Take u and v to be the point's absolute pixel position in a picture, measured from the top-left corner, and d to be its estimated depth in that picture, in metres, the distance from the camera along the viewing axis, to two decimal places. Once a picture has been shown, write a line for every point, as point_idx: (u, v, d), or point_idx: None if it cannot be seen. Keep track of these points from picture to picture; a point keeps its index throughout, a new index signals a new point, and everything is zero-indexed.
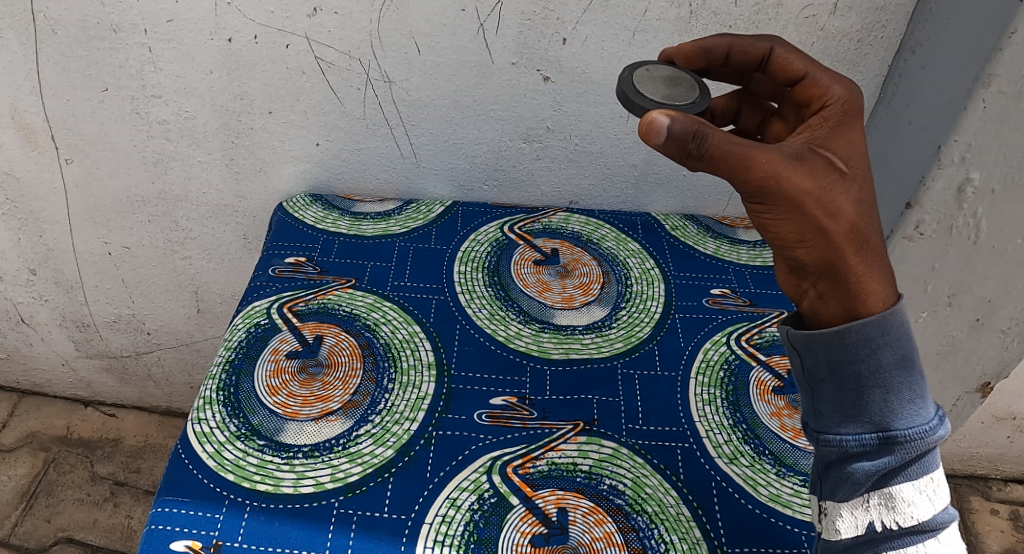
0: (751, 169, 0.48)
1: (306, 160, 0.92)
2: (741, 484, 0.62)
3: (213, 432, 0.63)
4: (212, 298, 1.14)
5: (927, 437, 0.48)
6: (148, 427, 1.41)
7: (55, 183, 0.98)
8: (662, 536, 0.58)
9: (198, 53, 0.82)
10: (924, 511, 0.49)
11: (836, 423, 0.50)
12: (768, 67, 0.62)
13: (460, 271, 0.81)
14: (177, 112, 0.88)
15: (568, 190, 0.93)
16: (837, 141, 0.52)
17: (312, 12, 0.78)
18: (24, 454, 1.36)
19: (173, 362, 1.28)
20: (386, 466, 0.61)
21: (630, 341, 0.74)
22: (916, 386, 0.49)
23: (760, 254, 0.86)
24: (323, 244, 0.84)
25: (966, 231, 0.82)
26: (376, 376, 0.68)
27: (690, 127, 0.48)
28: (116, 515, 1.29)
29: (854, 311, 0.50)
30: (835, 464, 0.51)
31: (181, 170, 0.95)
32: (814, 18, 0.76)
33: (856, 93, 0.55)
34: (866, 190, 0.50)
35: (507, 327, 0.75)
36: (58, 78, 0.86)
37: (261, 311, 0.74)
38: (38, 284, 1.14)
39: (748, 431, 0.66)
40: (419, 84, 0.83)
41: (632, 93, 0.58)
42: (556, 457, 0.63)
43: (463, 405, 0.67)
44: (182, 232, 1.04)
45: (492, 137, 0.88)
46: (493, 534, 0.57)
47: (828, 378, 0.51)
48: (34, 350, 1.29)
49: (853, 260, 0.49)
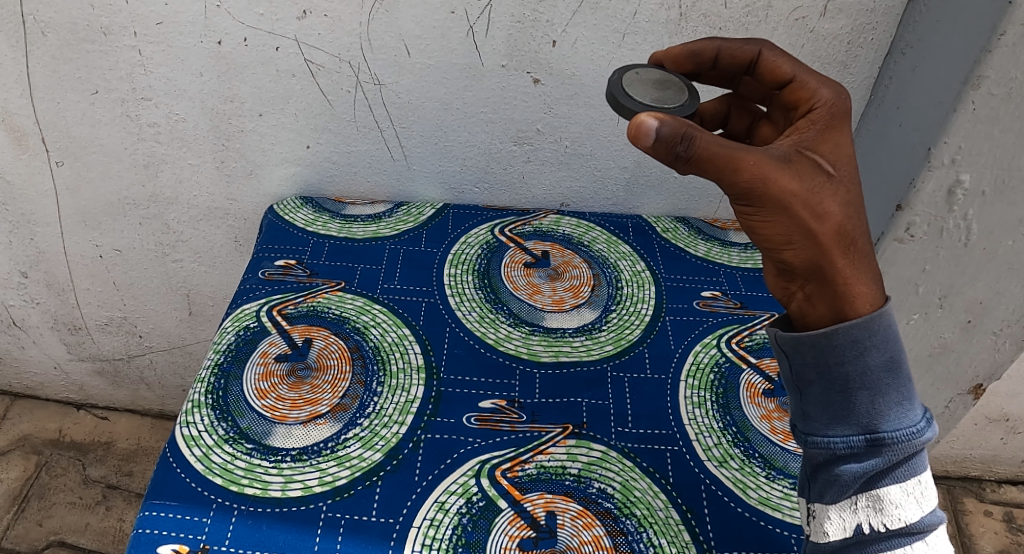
0: (738, 171, 0.48)
1: (297, 163, 0.92)
2: (731, 486, 0.62)
3: (201, 436, 0.63)
4: (204, 301, 1.14)
5: (914, 440, 0.48)
6: (140, 430, 1.40)
7: (45, 186, 0.98)
8: (651, 540, 0.58)
9: (187, 56, 0.82)
10: (912, 514, 0.49)
11: (824, 425, 0.50)
12: (757, 70, 0.62)
13: (450, 273, 0.81)
14: (168, 114, 0.88)
15: (560, 193, 0.93)
16: (825, 144, 0.52)
17: (302, 15, 0.78)
18: (15, 458, 1.35)
19: (165, 365, 1.28)
20: (374, 469, 0.61)
21: (620, 344, 0.74)
22: (904, 388, 0.49)
23: (751, 256, 0.86)
24: (313, 247, 0.84)
25: (957, 233, 0.82)
26: (365, 379, 0.68)
27: (678, 129, 0.48)
28: (108, 519, 1.29)
29: (841, 314, 0.50)
30: (824, 467, 0.51)
31: (172, 173, 0.95)
32: (804, 20, 0.76)
33: (844, 96, 0.55)
34: (854, 192, 0.50)
35: (497, 330, 0.74)
36: (48, 81, 0.85)
37: (249, 314, 0.74)
38: (29, 287, 1.14)
39: (738, 434, 0.66)
40: (409, 87, 0.83)
41: (621, 96, 0.58)
42: (545, 461, 0.63)
43: (451, 408, 0.67)
44: (173, 235, 1.04)
45: (483, 139, 0.88)
46: (481, 537, 0.57)
47: (816, 381, 0.51)
48: (26, 353, 1.29)
49: (840, 262, 0.49)
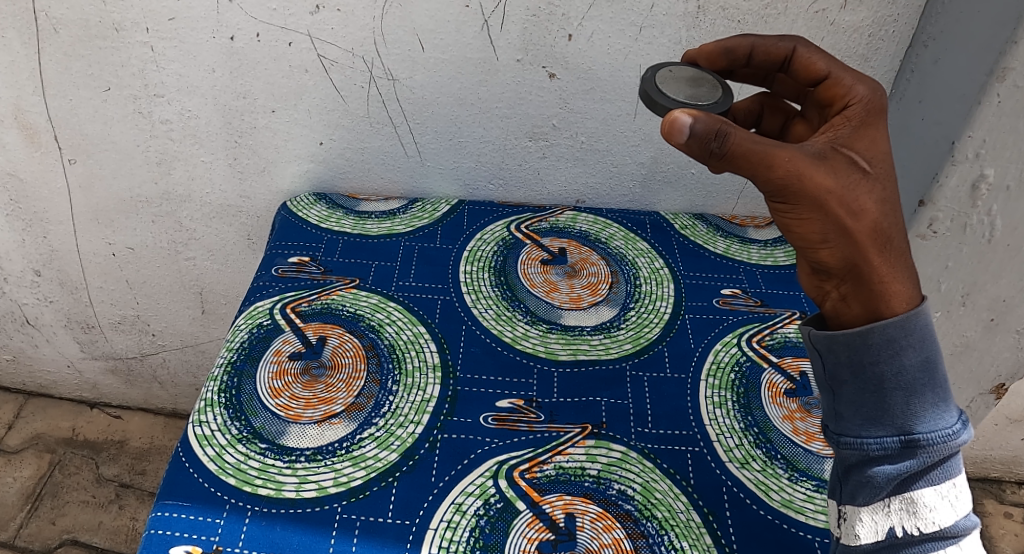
0: (773, 168, 0.47)
1: (310, 160, 0.91)
2: (753, 489, 0.61)
3: (214, 435, 0.62)
4: (217, 299, 1.13)
5: (950, 442, 0.47)
6: (153, 428, 1.40)
7: (58, 183, 0.98)
8: (673, 543, 0.56)
9: (199, 52, 0.81)
10: (946, 517, 0.48)
11: (858, 426, 0.49)
12: (791, 67, 0.60)
13: (465, 271, 0.80)
14: (180, 111, 0.87)
15: (575, 189, 0.92)
16: (860, 141, 0.50)
17: (315, 10, 0.77)
18: (29, 456, 1.35)
19: (178, 364, 1.28)
20: (390, 469, 0.60)
21: (639, 343, 0.73)
22: (939, 389, 0.48)
23: (771, 254, 0.85)
24: (327, 244, 0.83)
25: (980, 230, 0.80)
26: (381, 377, 0.67)
27: (713, 126, 0.47)
28: (121, 517, 1.29)
29: (877, 313, 0.48)
30: (855, 468, 0.49)
31: (185, 170, 0.94)
32: (824, 12, 0.74)
33: (880, 93, 0.53)
34: (890, 190, 0.48)
35: (514, 328, 0.73)
36: (60, 78, 0.85)
37: (263, 311, 0.73)
38: (43, 285, 1.14)
39: (760, 435, 0.65)
40: (423, 82, 0.82)
41: (654, 93, 0.57)
42: (564, 462, 0.61)
43: (468, 407, 0.66)
44: (186, 233, 1.03)
45: (497, 135, 0.87)
46: (499, 540, 0.56)
47: (850, 380, 0.49)
48: (40, 352, 1.29)
49: (877, 260, 0.48)
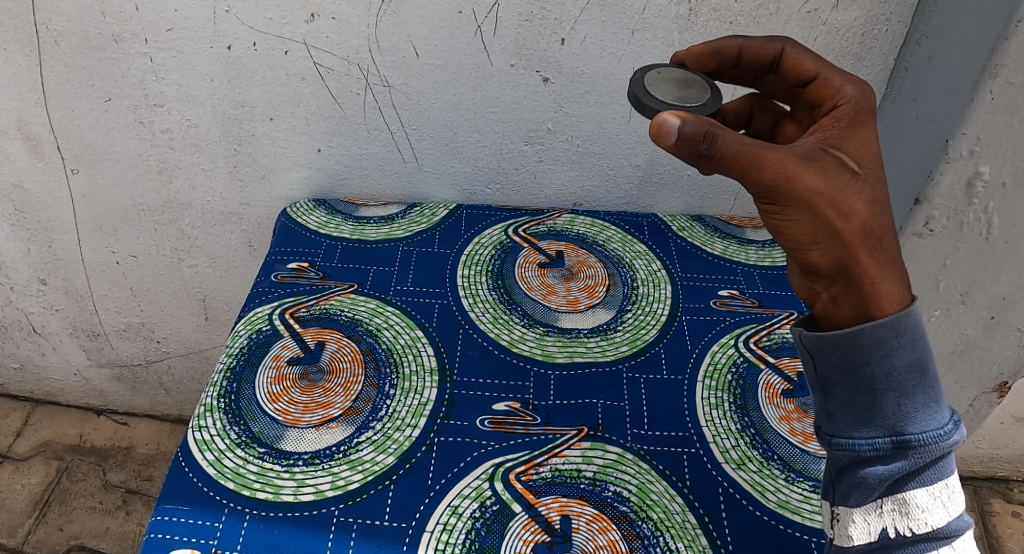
0: (761, 169, 0.47)
1: (309, 166, 0.92)
2: (749, 489, 0.61)
3: (213, 439, 0.63)
4: (219, 306, 1.14)
5: (940, 443, 0.47)
6: (159, 434, 1.41)
7: (61, 193, 0.99)
8: (668, 544, 0.57)
9: (198, 61, 0.82)
10: (939, 518, 0.48)
11: (849, 427, 0.49)
12: (780, 68, 0.60)
13: (463, 275, 0.81)
14: (180, 120, 0.88)
15: (572, 192, 0.92)
16: (850, 141, 0.50)
17: (310, 18, 0.78)
18: (37, 463, 1.37)
19: (183, 370, 1.29)
20: (387, 473, 0.61)
21: (635, 345, 0.73)
22: (930, 389, 0.48)
23: (769, 254, 0.85)
24: (326, 249, 0.83)
25: (977, 227, 0.80)
26: (378, 382, 0.68)
27: (701, 127, 0.47)
28: (127, 523, 1.29)
29: (867, 314, 0.49)
30: (848, 469, 0.49)
31: (186, 179, 0.95)
32: (816, 12, 0.75)
33: (869, 93, 0.53)
34: (879, 190, 0.49)
35: (511, 332, 0.74)
36: (62, 89, 0.86)
37: (262, 317, 0.74)
38: (49, 294, 1.15)
39: (756, 436, 0.65)
40: (419, 88, 0.83)
41: (643, 95, 0.57)
42: (560, 464, 0.62)
43: (464, 411, 0.66)
44: (188, 241, 1.04)
45: (493, 139, 0.87)
46: (495, 542, 0.56)
47: (842, 381, 0.49)
48: (46, 360, 1.30)
49: (867, 261, 0.48)
